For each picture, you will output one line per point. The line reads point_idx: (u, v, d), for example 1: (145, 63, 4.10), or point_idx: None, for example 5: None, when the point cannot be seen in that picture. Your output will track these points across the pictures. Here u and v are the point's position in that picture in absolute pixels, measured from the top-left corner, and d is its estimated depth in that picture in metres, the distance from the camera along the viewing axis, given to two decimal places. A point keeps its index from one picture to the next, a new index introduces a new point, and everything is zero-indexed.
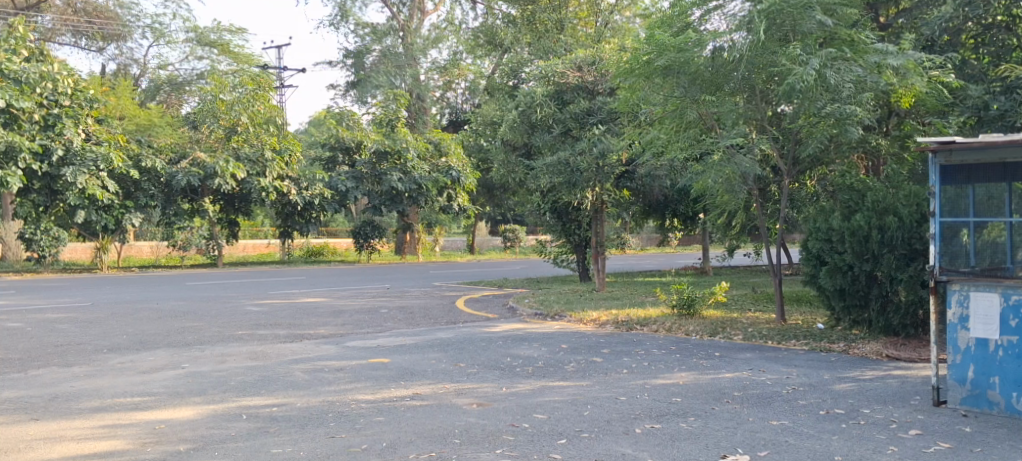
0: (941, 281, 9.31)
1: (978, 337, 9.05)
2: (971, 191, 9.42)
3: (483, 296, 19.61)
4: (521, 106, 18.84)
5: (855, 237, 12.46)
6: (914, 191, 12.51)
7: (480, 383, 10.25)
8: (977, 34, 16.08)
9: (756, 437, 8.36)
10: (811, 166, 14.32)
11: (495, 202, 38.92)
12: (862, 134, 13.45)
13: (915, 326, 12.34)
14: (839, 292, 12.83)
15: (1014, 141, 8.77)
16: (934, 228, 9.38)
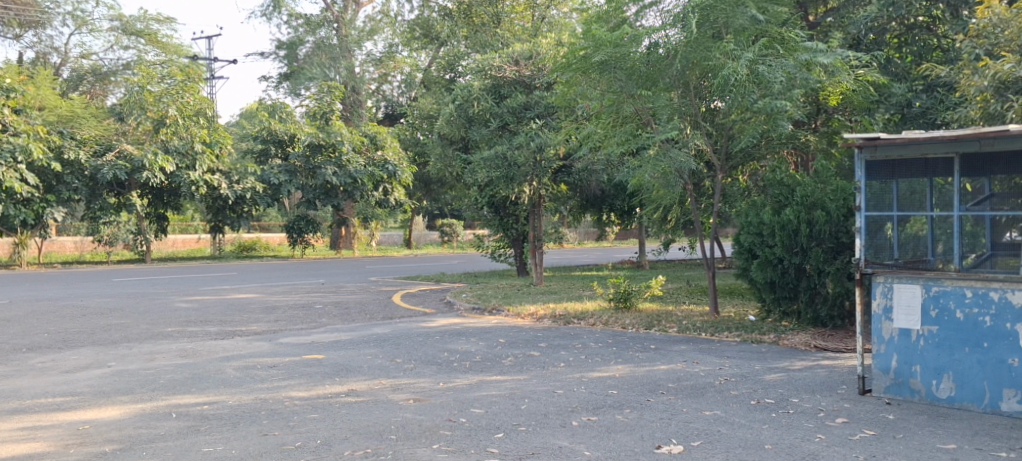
0: (867, 273, 9.64)
1: (901, 327, 9.33)
2: (895, 186, 9.68)
3: (420, 291, 19.50)
4: (458, 99, 18.89)
5: (785, 231, 12.69)
6: (841, 185, 12.83)
7: (416, 378, 10.21)
8: (901, 33, 16.49)
9: (690, 427, 8.47)
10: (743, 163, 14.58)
11: (432, 196, 38.76)
12: (792, 129, 13.72)
13: (842, 317, 12.64)
14: (769, 285, 13.03)
15: (933, 137, 8.95)
16: (859, 221, 9.73)
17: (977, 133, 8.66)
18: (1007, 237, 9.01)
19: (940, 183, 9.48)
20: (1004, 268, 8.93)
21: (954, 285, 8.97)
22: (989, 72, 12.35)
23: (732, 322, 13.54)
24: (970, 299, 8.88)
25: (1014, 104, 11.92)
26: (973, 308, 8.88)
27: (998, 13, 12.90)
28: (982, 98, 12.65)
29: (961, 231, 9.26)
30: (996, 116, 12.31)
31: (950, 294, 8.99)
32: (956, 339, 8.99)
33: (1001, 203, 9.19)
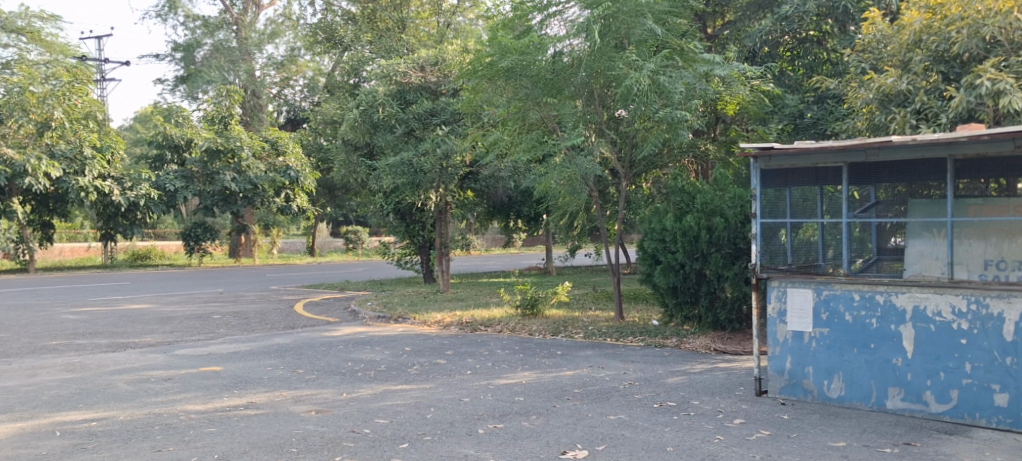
0: (762, 278, 9.88)
1: (794, 330, 9.62)
2: (788, 193, 10.00)
3: (323, 300, 19.19)
4: (362, 105, 18.69)
5: (686, 238, 12.90)
6: (738, 193, 13.15)
7: (319, 389, 10.05)
8: (793, 47, 16.87)
9: (595, 431, 8.54)
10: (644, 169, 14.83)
11: (336, 203, 38.28)
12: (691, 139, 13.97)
13: (740, 320, 12.96)
14: (672, 290, 13.26)
15: (822, 147, 9.23)
16: (755, 228, 9.97)
17: (862, 143, 8.92)
18: (892, 242, 9.47)
19: (830, 190, 9.93)
20: (889, 271, 9.38)
21: (843, 289, 9.29)
22: (874, 85, 12.85)
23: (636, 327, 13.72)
24: (858, 302, 9.22)
25: (897, 116, 12.47)
26: (861, 311, 9.21)
27: (881, 30, 13.45)
28: (867, 110, 13.10)
29: (850, 236, 9.62)
30: (880, 128, 12.84)
31: (840, 298, 9.32)
32: (845, 341, 9.31)
33: (886, 210, 9.60)
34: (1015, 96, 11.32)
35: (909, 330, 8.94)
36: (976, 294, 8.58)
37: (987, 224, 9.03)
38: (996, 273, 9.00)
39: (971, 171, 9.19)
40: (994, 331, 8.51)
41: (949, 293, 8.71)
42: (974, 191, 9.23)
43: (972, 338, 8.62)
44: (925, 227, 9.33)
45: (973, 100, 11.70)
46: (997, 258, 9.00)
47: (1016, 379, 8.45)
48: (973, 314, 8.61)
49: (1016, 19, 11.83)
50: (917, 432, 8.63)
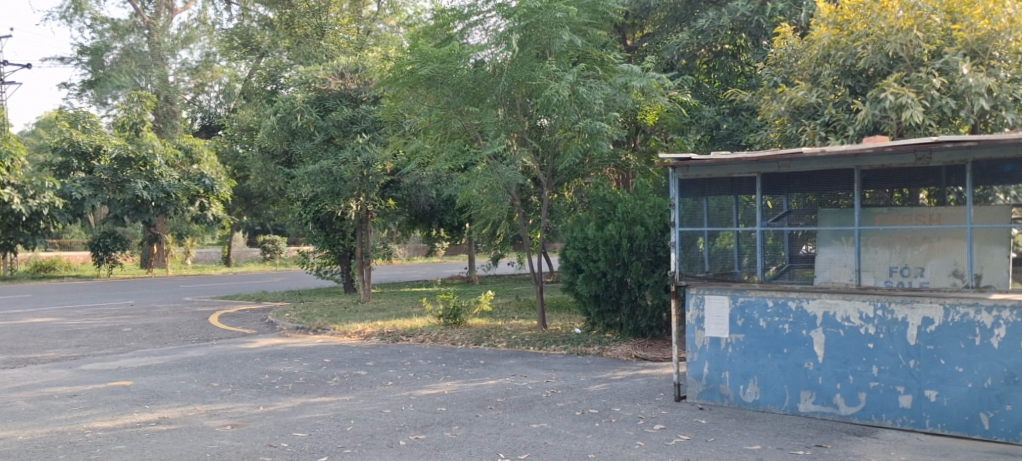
0: (681, 285, 10.05)
1: (711, 336, 9.77)
2: (705, 203, 10.23)
3: (238, 311, 18.78)
4: (279, 112, 18.30)
5: (608, 246, 13.01)
6: (658, 202, 13.25)
7: (235, 402, 9.83)
8: (708, 60, 17.09)
9: (517, 440, 8.53)
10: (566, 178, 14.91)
11: (252, 212, 37.60)
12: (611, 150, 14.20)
13: (660, 327, 13.14)
14: (594, 298, 13.35)
15: (737, 158, 9.45)
16: (675, 236, 10.14)
17: (773, 154, 9.13)
18: (803, 250, 9.74)
19: (745, 200, 10.17)
20: (801, 278, 9.60)
21: (757, 296, 9.50)
22: (786, 98, 13.17)
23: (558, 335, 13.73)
24: (772, 308, 9.42)
25: (807, 127, 12.79)
26: (774, 317, 9.41)
27: (792, 44, 13.79)
28: (779, 122, 13.42)
29: (763, 244, 9.88)
30: (792, 139, 13.14)
31: (754, 304, 9.51)
32: (760, 346, 9.49)
33: (796, 219, 9.97)
34: (915, 110, 11.70)
35: (820, 334, 9.17)
36: (882, 300, 8.87)
37: (892, 232, 9.33)
38: (900, 280, 9.30)
39: (877, 181, 9.40)
40: (899, 335, 8.79)
41: (857, 299, 8.98)
42: (879, 201, 9.48)
43: (878, 342, 8.88)
44: (835, 235, 9.64)
45: (878, 113, 12.06)
46: (902, 265, 9.31)
47: (919, 380, 8.72)
48: (880, 319, 8.88)
49: (916, 37, 12.19)
50: (828, 434, 8.83)
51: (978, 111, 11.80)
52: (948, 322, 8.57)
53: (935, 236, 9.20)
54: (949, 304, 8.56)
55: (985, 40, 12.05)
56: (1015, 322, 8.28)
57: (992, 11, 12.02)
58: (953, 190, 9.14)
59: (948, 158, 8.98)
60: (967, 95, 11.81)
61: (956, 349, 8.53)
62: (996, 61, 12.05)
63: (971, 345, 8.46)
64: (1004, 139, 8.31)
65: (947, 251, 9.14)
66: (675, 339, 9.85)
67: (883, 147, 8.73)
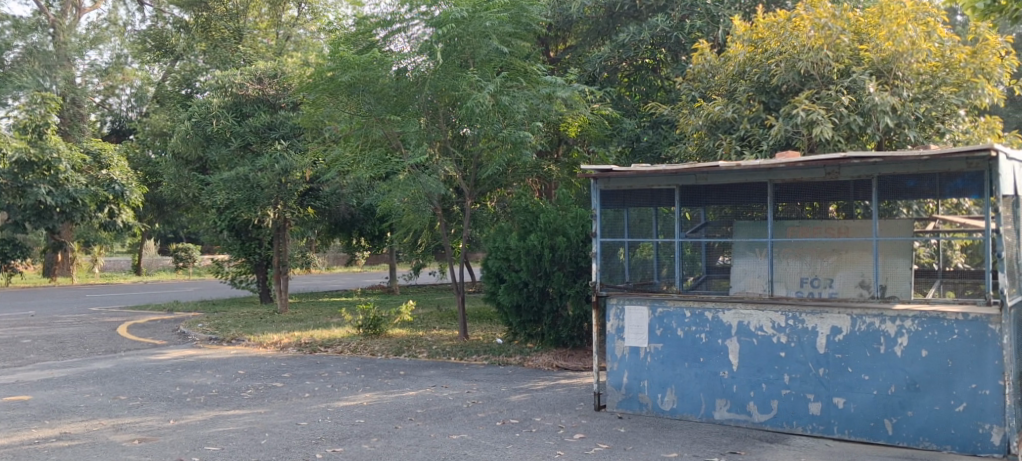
0: (602, 296, 10.15)
1: (631, 345, 9.86)
2: (626, 214, 10.36)
3: (149, 321, 18.25)
4: (194, 116, 18.04)
5: (530, 256, 13.02)
6: (580, 213, 13.28)
7: (143, 416, 9.54)
8: (630, 73, 17.26)
9: (436, 452, 8.46)
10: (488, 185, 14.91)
11: (165, 219, 36.65)
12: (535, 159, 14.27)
13: (581, 337, 13.19)
14: (516, 308, 13.35)
15: (657, 171, 9.56)
16: (596, 247, 10.20)
17: (692, 167, 9.29)
18: (720, 261, 10.04)
19: (664, 211, 10.39)
20: (718, 288, 10.00)
21: (676, 305, 9.61)
22: (703, 113, 13.40)
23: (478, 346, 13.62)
24: (689, 318, 9.54)
25: (723, 142, 13.07)
26: (691, 327, 9.54)
27: (709, 61, 13.97)
28: (696, 136, 13.63)
29: (682, 255, 10.12)
30: (709, 153, 13.38)
31: (673, 314, 9.62)
32: (677, 355, 9.61)
33: (715, 230, 10.14)
34: (825, 126, 12.03)
35: (734, 344, 9.33)
36: (794, 311, 9.05)
37: (803, 245, 9.59)
38: (811, 290, 9.54)
39: (790, 196, 9.70)
40: (809, 345, 8.99)
41: (770, 310, 9.16)
42: (792, 214, 9.83)
43: (790, 351, 9.07)
44: (749, 247, 9.85)
45: (790, 128, 12.36)
46: (812, 276, 9.54)
47: (828, 388, 8.92)
48: (791, 328, 9.06)
49: (827, 56, 12.48)
50: (742, 441, 8.97)
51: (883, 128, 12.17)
52: (855, 331, 8.79)
53: (844, 248, 9.42)
54: (856, 314, 8.78)
55: (889, 61, 12.42)
56: (917, 331, 8.52)
57: (895, 33, 12.38)
58: (860, 204, 9.56)
59: (856, 173, 9.22)
60: (873, 112, 12.16)
61: (863, 357, 8.75)
62: (899, 81, 12.41)
63: (876, 354, 8.69)
64: (905, 157, 8.57)
65: (854, 262, 9.34)
66: (594, 350, 9.93)
67: (794, 162, 8.97)
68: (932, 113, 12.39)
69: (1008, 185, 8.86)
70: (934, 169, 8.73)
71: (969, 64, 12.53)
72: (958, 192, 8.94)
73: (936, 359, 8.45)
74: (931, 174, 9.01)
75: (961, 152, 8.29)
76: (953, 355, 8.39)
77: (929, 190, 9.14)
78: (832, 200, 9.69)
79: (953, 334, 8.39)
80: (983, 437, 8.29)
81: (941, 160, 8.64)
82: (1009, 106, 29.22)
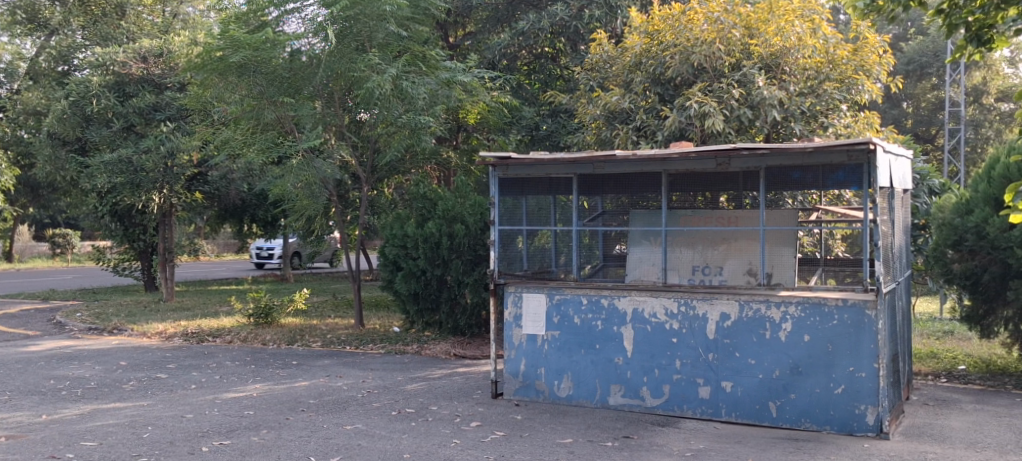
0: (499, 284, 10.25)
1: (528, 333, 9.89)
2: (524, 202, 10.42)
3: (19, 313, 17.38)
4: (72, 95, 17.20)
5: (427, 243, 12.91)
6: (478, 200, 13.27)
7: (12, 412, 9.08)
8: (528, 62, 17.33)
9: (329, 443, 8.30)
10: (383, 169, 14.66)
11: (40, 202, 35.00)
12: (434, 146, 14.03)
13: (479, 325, 13.19)
14: (413, 296, 13.23)
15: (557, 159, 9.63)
16: (495, 236, 10.28)
17: (589, 156, 9.40)
18: (617, 249, 10.31)
19: (562, 200, 10.47)
20: (613, 277, 10.20)
21: (573, 292, 9.68)
22: (600, 102, 13.51)
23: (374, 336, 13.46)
24: (586, 304, 9.63)
25: (619, 132, 13.21)
26: (588, 314, 9.62)
27: (606, 51, 14.07)
28: (595, 126, 13.71)
29: (579, 244, 10.23)
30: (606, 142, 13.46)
31: (570, 301, 9.70)
32: (574, 342, 9.69)
33: (612, 219, 10.39)
34: (716, 119, 12.26)
35: (629, 330, 9.44)
36: (684, 297, 9.21)
37: (694, 234, 9.81)
38: (702, 278, 9.74)
39: (683, 186, 9.95)
40: (699, 331, 9.16)
41: (664, 297, 9.29)
42: (685, 203, 10.08)
43: (681, 337, 9.22)
44: (645, 235, 10.08)
45: (684, 118, 12.55)
46: (703, 265, 9.76)
47: (716, 373, 9.11)
48: (683, 315, 9.22)
49: (718, 49, 12.75)
50: (635, 425, 9.10)
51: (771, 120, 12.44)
52: (742, 317, 8.99)
53: (732, 238, 9.72)
54: (744, 300, 8.98)
55: (777, 56, 12.78)
56: (800, 317, 8.76)
57: (782, 29, 12.68)
58: (749, 194, 9.98)
59: (745, 162, 9.37)
60: (762, 106, 12.48)
61: (751, 344, 8.95)
62: (787, 76, 12.75)
63: (762, 339, 8.91)
64: (791, 149, 8.77)
65: (743, 251, 9.64)
66: (493, 337, 9.93)
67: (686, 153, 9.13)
68: (817, 108, 12.73)
69: (886, 177, 9.25)
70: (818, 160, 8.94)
71: (850, 61, 12.87)
72: (840, 184, 9.29)
73: (817, 344, 8.71)
74: (815, 167, 9.35)
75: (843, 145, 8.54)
76: (833, 339, 8.66)
77: (811, 182, 9.47)
78: (724, 190, 10.04)
79: (832, 320, 8.66)
80: (857, 417, 8.63)
81: (827, 152, 8.85)
82: (884, 103, 30.72)
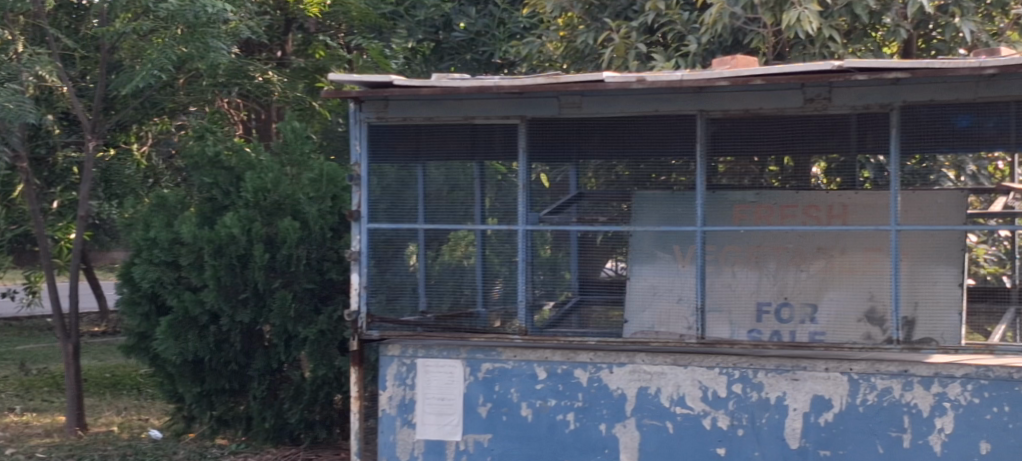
0: (370, 340, 5.69)
1: (430, 440, 5.62)
2: (421, 176, 5.61)
3: None
4: None
5: (221, 259, 6.43)
6: (326, 171, 6.66)
7: None
8: None
9: None
10: (168, 109, 7.55)
11: None
12: (236, 61, 7.41)
13: (322, 425, 6.90)
14: (194, 368, 6.69)
15: (484, 87, 5.23)
16: (358, 241, 5.66)
17: (552, 83, 5.17)
18: (606, 273, 5.51)
19: (499, 171, 5.57)
20: (601, 326, 5.53)
21: (519, 361, 5.52)
22: None
23: (164, 417, 7.95)
24: (543, 385, 5.49)
25: (611, 32, 7.02)
26: (549, 403, 5.49)
27: None
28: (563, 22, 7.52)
29: (530, 259, 5.54)
30: (585, 53, 7.29)
31: (511, 377, 5.53)
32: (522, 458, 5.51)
33: (592, 210, 5.54)
34: (808, 10, 6.13)
35: (629, 435, 5.43)
36: (732, 363, 5.35)
37: (760, 241, 5.52)
38: (775, 328, 5.47)
39: (732, 142, 5.48)
40: (770, 433, 5.31)
41: (698, 367, 5.38)
42: (743, 179, 5.50)
43: (735, 448, 5.34)
44: (662, 245, 5.54)
45: (740, 12, 6.45)
46: (777, 302, 5.49)
47: None
48: (739, 405, 5.34)
49: None
50: None
51: (914, 14, 6.39)
52: (855, 408, 5.22)
53: (836, 247, 5.45)
54: (857, 373, 5.22)
55: None
56: (971, 406, 5.05)
57: None
58: (870, 159, 5.37)
59: (860, 100, 5.29)
60: None
61: (864, 456, 5.20)
62: None
63: (890, 451, 5.17)
64: (957, 68, 4.87)
65: (857, 276, 5.42)
66: (354, 442, 5.59)
67: (757, 76, 5.06)
68: None
69: None
70: (998, 94, 5.10)
71: None
72: None
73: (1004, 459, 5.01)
74: (997, 105, 5.15)
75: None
76: None
77: (997, 137, 5.23)
78: (816, 151, 5.44)
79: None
80: None
81: (1014, 77, 5.04)
82: None
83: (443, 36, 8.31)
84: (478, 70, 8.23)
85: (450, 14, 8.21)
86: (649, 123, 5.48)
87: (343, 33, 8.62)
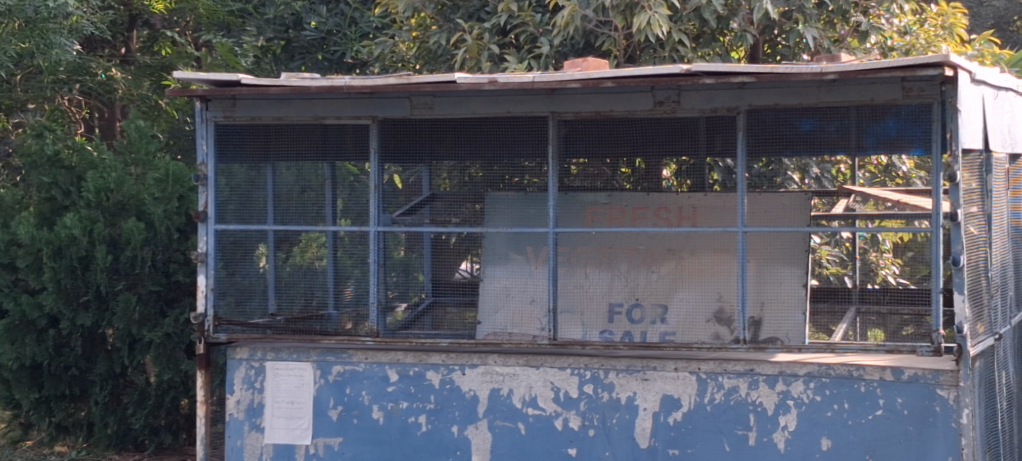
0: (216, 341, 5.58)
1: (279, 444, 5.54)
2: (270, 176, 5.58)
3: None
4: None
5: (60, 261, 6.35)
6: (170, 168, 6.64)
7: None
8: None
9: None
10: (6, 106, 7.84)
11: None
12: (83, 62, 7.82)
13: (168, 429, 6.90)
14: (31, 374, 6.54)
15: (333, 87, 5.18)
16: (203, 242, 5.53)
17: (399, 84, 5.11)
18: (459, 274, 5.63)
19: (349, 172, 5.53)
20: (455, 327, 5.61)
21: (369, 363, 5.48)
22: None
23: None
24: (394, 387, 5.46)
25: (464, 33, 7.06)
26: (401, 405, 5.45)
27: None
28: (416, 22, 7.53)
29: (381, 261, 5.50)
30: (439, 54, 7.34)
31: (363, 378, 5.49)
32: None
33: (445, 210, 5.62)
34: (657, 14, 6.31)
35: (480, 437, 5.40)
36: (584, 364, 5.33)
37: (612, 242, 5.60)
38: (625, 329, 5.53)
39: (585, 143, 5.50)
40: (620, 432, 5.29)
41: (551, 368, 5.35)
42: (596, 180, 5.61)
43: (585, 448, 5.32)
44: (513, 245, 5.61)
45: (591, 15, 6.58)
46: (629, 302, 5.56)
47: None
48: (590, 405, 5.32)
49: None
50: None
51: (759, 20, 6.58)
52: (703, 407, 5.21)
53: (685, 248, 5.52)
54: (705, 373, 5.21)
55: None
56: (815, 405, 5.06)
57: None
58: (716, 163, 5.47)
59: (707, 103, 5.25)
60: None
61: (711, 456, 5.18)
62: None
63: (736, 450, 5.15)
64: (797, 74, 4.78)
65: (706, 276, 5.49)
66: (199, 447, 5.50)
67: (602, 78, 4.98)
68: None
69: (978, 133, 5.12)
70: (838, 100, 5.06)
71: None
72: (888, 143, 5.15)
73: (844, 457, 5.02)
74: (843, 110, 5.16)
75: (898, 69, 4.65)
76: (873, 446, 4.98)
77: (838, 140, 5.28)
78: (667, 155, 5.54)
79: (873, 410, 4.98)
80: None
81: (853, 82, 5.02)
82: None
83: (294, 35, 8.15)
84: (328, 70, 8.12)
85: (300, 13, 8.08)
86: (501, 124, 5.45)
87: (191, 29, 8.90)
